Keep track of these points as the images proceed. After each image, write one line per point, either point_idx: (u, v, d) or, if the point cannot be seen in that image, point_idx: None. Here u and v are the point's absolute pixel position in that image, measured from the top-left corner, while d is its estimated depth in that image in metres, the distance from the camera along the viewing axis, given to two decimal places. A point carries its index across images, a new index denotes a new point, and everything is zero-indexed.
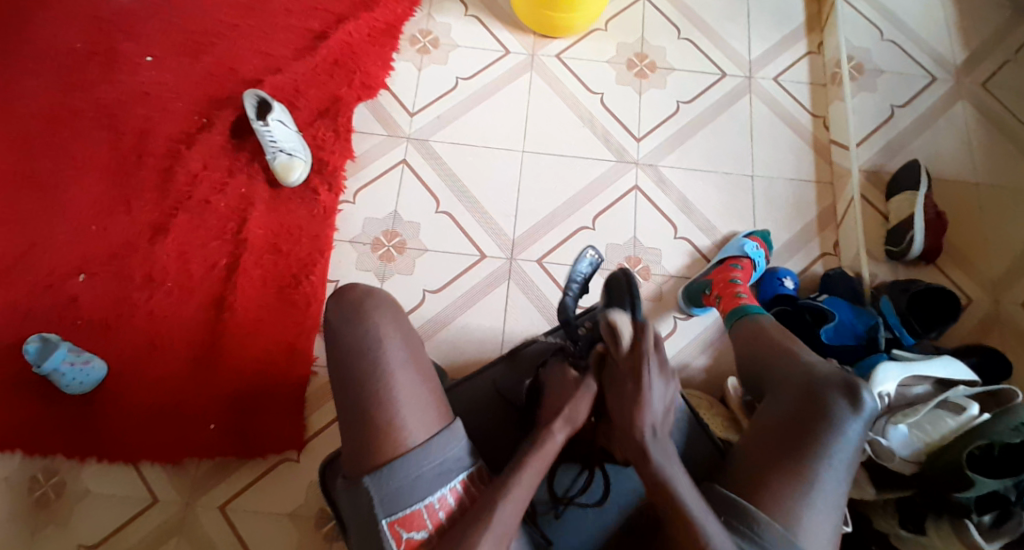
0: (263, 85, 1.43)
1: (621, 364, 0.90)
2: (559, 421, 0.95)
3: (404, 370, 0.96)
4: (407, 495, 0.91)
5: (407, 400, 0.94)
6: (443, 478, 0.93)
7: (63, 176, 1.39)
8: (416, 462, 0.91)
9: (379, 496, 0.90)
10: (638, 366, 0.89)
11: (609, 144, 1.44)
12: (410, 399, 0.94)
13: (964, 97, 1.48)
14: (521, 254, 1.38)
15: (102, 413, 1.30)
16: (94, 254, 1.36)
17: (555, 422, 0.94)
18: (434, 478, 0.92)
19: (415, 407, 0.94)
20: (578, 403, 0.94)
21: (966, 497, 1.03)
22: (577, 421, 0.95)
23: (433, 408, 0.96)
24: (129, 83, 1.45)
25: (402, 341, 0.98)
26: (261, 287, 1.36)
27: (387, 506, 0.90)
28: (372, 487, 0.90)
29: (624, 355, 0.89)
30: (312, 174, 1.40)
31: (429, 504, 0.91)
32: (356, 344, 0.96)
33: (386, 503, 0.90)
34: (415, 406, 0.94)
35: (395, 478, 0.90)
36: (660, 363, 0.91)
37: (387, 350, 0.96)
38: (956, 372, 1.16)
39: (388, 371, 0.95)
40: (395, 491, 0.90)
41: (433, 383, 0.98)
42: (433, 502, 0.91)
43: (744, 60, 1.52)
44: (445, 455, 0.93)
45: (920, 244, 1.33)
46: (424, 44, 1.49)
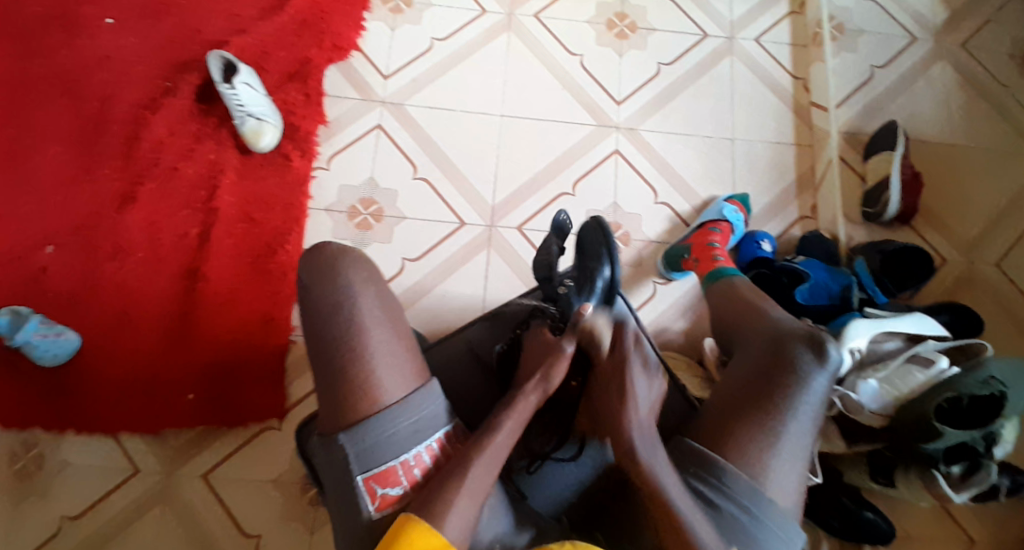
0: (230, 47, 1.38)
1: None
2: (533, 382, 0.99)
3: (378, 327, 0.97)
4: (382, 453, 0.93)
5: (382, 357, 0.96)
6: (418, 437, 0.95)
7: (22, 145, 1.34)
8: (392, 420, 0.93)
9: (355, 453, 0.92)
10: None
11: (588, 107, 1.42)
12: (386, 355, 0.96)
13: (944, 57, 1.47)
14: (501, 221, 1.36)
15: (76, 387, 1.28)
16: (59, 225, 1.31)
17: (528, 384, 0.98)
18: (409, 436, 0.94)
19: (391, 364, 0.96)
20: (556, 362, 0.98)
21: (935, 448, 1.13)
22: (551, 384, 0.98)
23: (409, 365, 0.98)
24: (87, 45, 1.38)
25: (377, 300, 0.99)
26: (235, 257, 1.33)
27: (363, 462, 0.92)
28: (347, 443, 0.92)
29: None
30: (284, 140, 1.36)
31: (404, 461, 0.93)
32: (331, 302, 0.97)
33: (361, 460, 0.92)
34: (391, 363, 0.96)
35: (371, 435, 0.93)
36: (643, 364, 0.99)
37: (363, 309, 0.98)
38: (925, 327, 1.23)
39: (363, 329, 0.96)
40: (371, 448, 0.92)
41: (407, 340, 1.00)
42: (409, 459, 0.94)
43: (725, 20, 1.49)
44: (420, 414, 0.95)
45: (895, 205, 1.34)
46: (397, 3, 1.44)
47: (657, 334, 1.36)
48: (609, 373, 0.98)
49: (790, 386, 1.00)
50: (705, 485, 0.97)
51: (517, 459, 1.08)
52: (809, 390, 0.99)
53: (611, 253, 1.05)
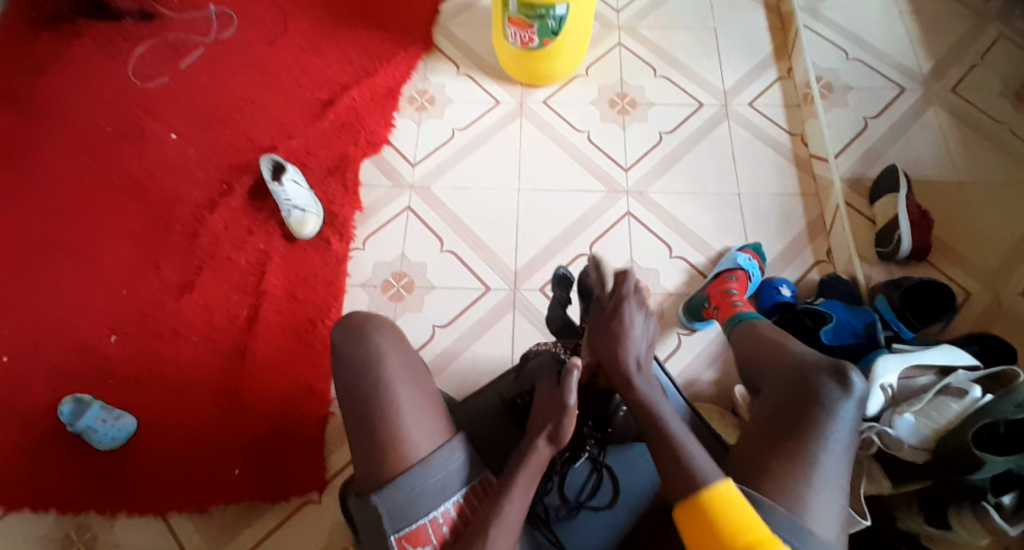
0: (278, 151, 1.56)
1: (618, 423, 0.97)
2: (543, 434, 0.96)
3: (404, 384, 1.00)
4: (411, 510, 0.93)
5: (409, 414, 0.98)
6: (446, 493, 0.95)
7: (96, 247, 1.51)
8: (420, 476, 0.94)
9: (387, 512, 0.93)
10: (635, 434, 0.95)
11: (598, 175, 1.53)
12: (412, 412, 0.98)
13: (935, 103, 1.56)
14: (524, 284, 1.44)
15: (132, 466, 1.35)
16: (126, 315, 1.45)
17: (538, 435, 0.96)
18: (437, 492, 0.95)
19: (418, 419, 0.98)
20: (563, 419, 0.95)
21: (981, 477, 1.09)
22: (562, 438, 0.96)
23: (436, 420, 1.00)
24: (156, 159, 1.58)
25: (402, 358, 1.02)
26: (281, 334, 1.43)
27: (395, 520, 0.93)
28: (378, 503, 0.93)
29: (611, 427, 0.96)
30: (325, 226, 1.50)
31: (433, 518, 0.94)
32: (360, 364, 1.00)
33: (394, 519, 0.93)
34: (419, 419, 0.98)
35: (400, 492, 0.94)
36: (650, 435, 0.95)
37: (388, 367, 1.00)
38: (955, 358, 1.23)
39: (389, 386, 0.99)
40: (401, 506, 0.93)
41: (432, 397, 1.02)
42: (438, 516, 0.94)
43: (720, 90, 1.62)
44: (446, 471, 0.96)
45: (907, 243, 1.38)
46: (421, 102, 1.62)
47: (686, 383, 1.39)
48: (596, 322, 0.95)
49: (817, 417, 0.99)
50: None
51: (550, 507, 1.05)
52: (837, 419, 0.98)
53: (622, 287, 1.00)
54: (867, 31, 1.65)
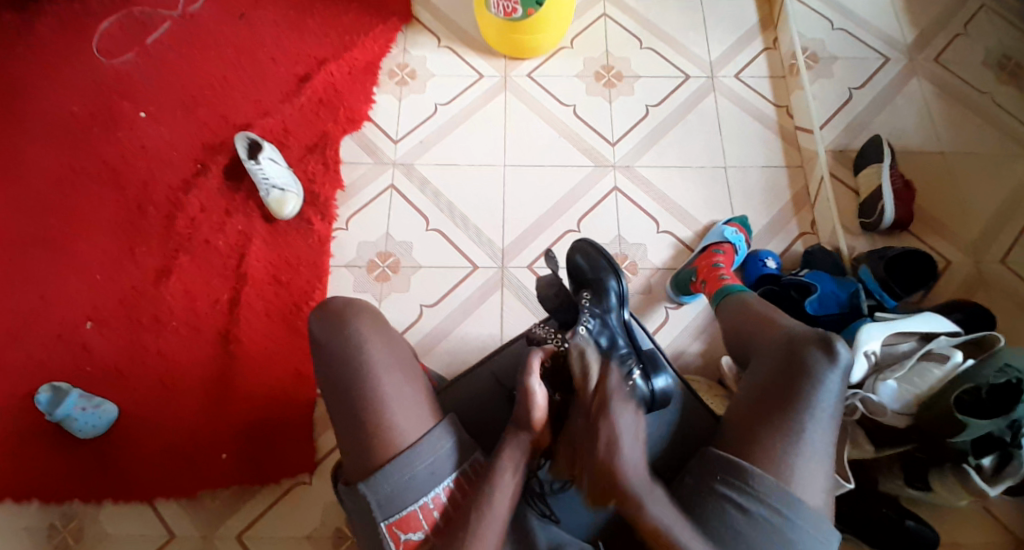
0: (254, 129, 1.52)
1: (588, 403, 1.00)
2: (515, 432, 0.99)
3: (389, 372, 0.97)
4: (401, 498, 0.93)
5: (396, 402, 0.96)
6: (435, 479, 0.95)
7: (66, 231, 1.46)
8: (409, 464, 0.94)
9: (376, 501, 0.93)
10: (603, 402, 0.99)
11: (584, 150, 1.51)
12: (398, 399, 0.97)
13: (918, 73, 1.56)
14: (511, 262, 1.43)
15: (115, 454, 1.32)
16: (101, 302, 1.41)
17: (514, 431, 0.99)
18: (426, 479, 0.94)
19: (405, 407, 0.97)
20: (530, 402, 0.97)
21: (962, 441, 1.12)
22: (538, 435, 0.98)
23: (423, 406, 0.98)
24: (127, 138, 1.53)
25: (385, 345, 0.99)
26: (264, 318, 1.40)
27: (386, 509, 0.93)
28: (368, 492, 0.93)
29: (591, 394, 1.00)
30: (306, 207, 1.47)
31: (423, 504, 0.94)
32: (342, 351, 0.98)
33: (383, 507, 0.93)
34: (406, 406, 0.97)
35: (390, 479, 0.93)
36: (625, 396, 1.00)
37: (372, 355, 0.98)
38: (937, 325, 1.24)
39: (374, 375, 0.96)
40: (391, 494, 0.93)
41: (419, 382, 1.00)
42: (427, 502, 0.94)
43: (705, 62, 1.60)
44: (433, 457, 0.95)
45: (890, 214, 1.39)
46: (402, 76, 1.58)
47: (675, 357, 1.39)
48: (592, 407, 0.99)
49: (803, 387, 0.98)
50: (735, 492, 0.95)
51: (543, 482, 1.02)
52: (823, 390, 0.97)
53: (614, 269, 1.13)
54: (852, 0, 1.64)
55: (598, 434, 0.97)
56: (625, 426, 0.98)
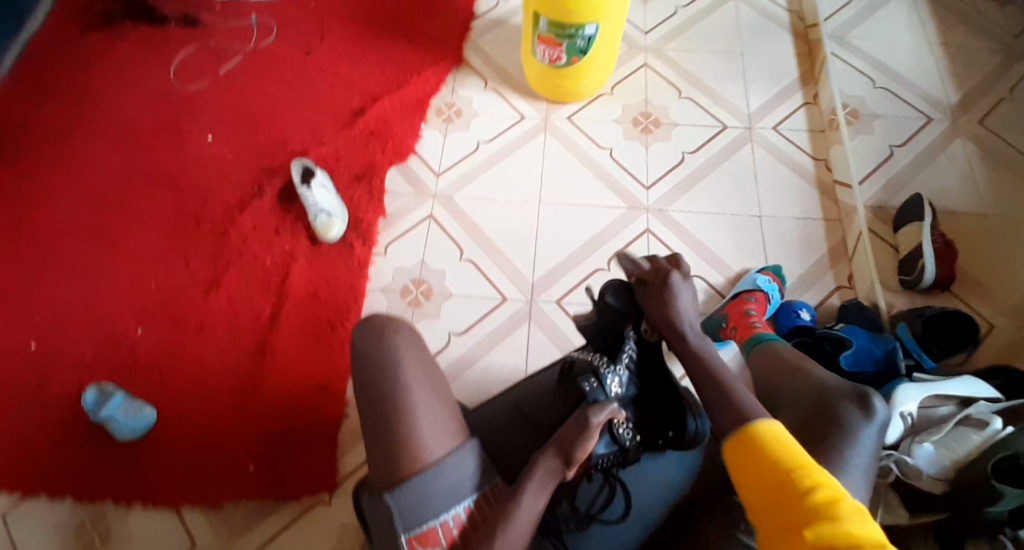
0: (308, 156, 1.60)
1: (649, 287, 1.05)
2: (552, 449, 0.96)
3: (422, 388, 1.00)
4: (423, 511, 0.93)
5: (426, 417, 0.98)
6: (458, 496, 0.95)
7: (127, 241, 1.55)
8: (433, 478, 0.94)
9: (399, 511, 0.92)
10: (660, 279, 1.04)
11: (619, 193, 1.54)
12: (430, 415, 0.99)
13: (962, 134, 1.55)
14: (541, 295, 1.46)
15: (149, 456, 1.37)
16: (152, 309, 1.49)
17: (549, 449, 0.95)
18: (449, 495, 0.94)
19: (432, 422, 0.98)
20: (582, 440, 0.94)
21: (999, 511, 1.05)
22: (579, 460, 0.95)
23: (451, 423, 1.00)
24: (191, 159, 1.63)
25: (419, 362, 1.03)
26: (300, 334, 1.46)
27: (407, 521, 0.92)
28: (392, 502, 0.92)
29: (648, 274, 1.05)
30: (349, 231, 1.53)
31: (444, 521, 0.93)
32: (379, 364, 1.01)
33: (405, 519, 0.92)
34: (435, 421, 0.98)
35: (413, 492, 0.93)
36: (682, 276, 1.05)
37: (406, 370, 1.01)
38: (976, 391, 1.22)
39: (407, 389, 0.99)
40: (414, 507, 0.92)
41: (449, 402, 1.02)
42: (449, 518, 0.93)
43: (744, 113, 1.63)
44: (459, 474, 0.95)
45: (931, 273, 1.37)
46: (448, 114, 1.66)
47: None
48: (651, 293, 1.04)
49: (840, 441, 0.96)
50: None
51: (560, 517, 1.02)
52: (860, 445, 0.96)
53: None
54: (894, 60, 1.66)
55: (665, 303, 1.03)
56: (682, 298, 1.04)
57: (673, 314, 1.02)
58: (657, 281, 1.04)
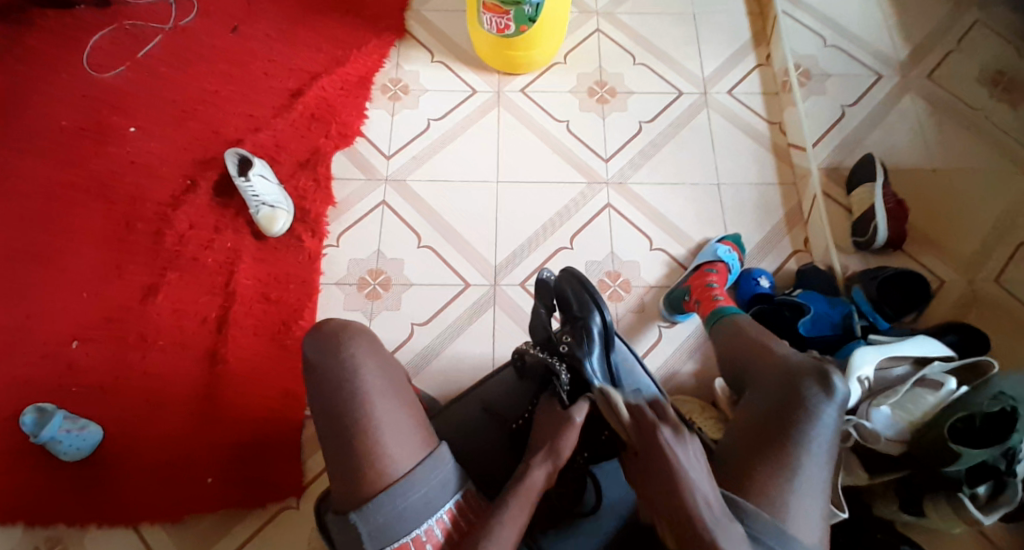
0: (245, 144, 1.50)
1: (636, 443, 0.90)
2: (541, 454, 0.94)
3: (384, 397, 0.95)
4: (395, 528, 0.90)
5: (390, 429, 0.94)
6: (430, 510, 0.92)
7: (52, 247, 1.43)
8: (402, 493, 0.90)
9: (369, 531, 0.89)
10: (651, 439, 0.88)
11: (578, 167, 1.50)
12: (394, 425, 0.94)
13: (913, 90, 1.54)
14: (505, 280, 1.42)
15: (101, 476, 1.30)
16: (87, 320, 1.39)
17: (535, 457, 0.93)
18: (421, 509, 0.91)
19: (398, 433, 0.94)
20: (564, 435, 0.94)
21: (956, 470, 1.10)
22: (560, 456, 0.93)
23: (417, 432, 0.96)
24: (115, 153, 1.50)
25: (379, 370, 0.97)
26: (254, 336, 1.39)
27: (377, 539, 0.89)
28: (359, 522, 0.89)
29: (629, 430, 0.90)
30: (297, 223, 1.45)
31: (417, 536, 0.90)
32: (336, 377, 0.96)
33: (376, 537, 0.89)
34: (399, 433, 0.94)
35: (383, 509, 0.90)
36: (676, 431, 0.89)
37: (367, 381, 0.96)
38: (930, 350, 1.24)
39: (368, 400, 0.94)
40: (384, 525, 0.89)
41: (413, 408, 0.98)
42: (422, 534, 0.90)
43: (698, 77, 1.59)
44: (430, 485, 0.92)
45: (883, 232, 1.39)
46: (394, 91, 1.56)
47: (670, 379, 1.38)
48: (642, 466, 0.89)
49: (800, 419, 0.98)
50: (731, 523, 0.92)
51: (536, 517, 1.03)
52: (820, 422, 0.98)
53: (598, 302, 1.10)
54: (844, 16, 1.64)
55: (660, 470, 0.87)
56: (687, 463, 0.88)
57: (671, 471, 0.87)
58: (647, 447, 0.89)
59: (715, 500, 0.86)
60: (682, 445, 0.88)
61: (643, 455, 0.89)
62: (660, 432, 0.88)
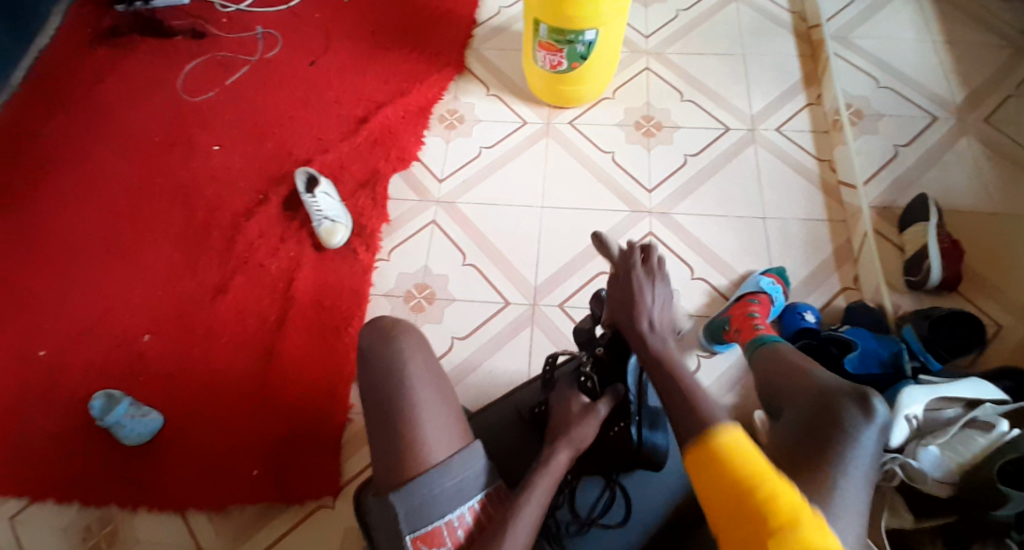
0: (313, 163, 1.62)
1: (615, 279, 0.97)
2: (563, 442, 1.00)
3: (426, 390, 1.00)
4: (428, 511, 0.93)
5: (430, 419, 0.98)
6: (462, 497, 0.94)
7: (136, 249, 1.58)
8: (437, 479, 0.93)
9: (404, 512, 0.92)
10: (626, 273, 0.96)
11: (621, 196, 1.54)
12: (433, 416, 0.98)
13: (969, 133, 1.53)
14: (544, 299, 1.46)
15: (157, 461, 1.39)
16: (160, 316, 1.51)
17: (558, 443, 1.00)
18: (453, 496, 0.94)
19: (437, 424, 0.98)
20: (580, 425, 1.01)
21: (1005, 514, 1.05)
22: (581, 443, 1.00)
23: (455, 425, 1.00)
24: (198, 169, 1.66)
25: (424, 364, 1.02)
26: (306, 339, 1.47)
27: (412, 521, 0.92)
28: (396, 502, 0.92)
29: (613, 264, 0.97)
30: (353, 237, 1.55)
31: (448, 521, 0.93)
32: (383, 369, 1.01)
33: (411, 519, 0.92)
34: (438, 424, 0.98)
35: (417, 494, 0.92)
36: (651, 271, 0.96)
37: (412, 373, 1.01)
38: (984, 392, 1.18)
39: (411, 391, 0.99)
40: (419, 507, 0.92)
41: (453, 403, 1.02)
42: (454, 519, 0.94)
43: (747, 115, 1.62)
44: (464, 475, 0.95)
45: (937, 272, 1.35)
46: (451, 121, 1.67)
47: None
48: (618, 291, 0.96)
49: (838, 440, 0.95)
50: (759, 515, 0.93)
51: (561, 522, 1.04)
52: (860, 444, 0.95)
53: None
54: (898, 59, 1.65)
55: (630, 312, 0.94)
56: (652, 296, 0.95)
57: (634, 300, 0.95)
58: (621, 279, 0.96)
59: (661, 318, 0.94)
60: (651, 286, 0.95)
61: (617, 293, 0.97)
62: (636, 272, 0.95)
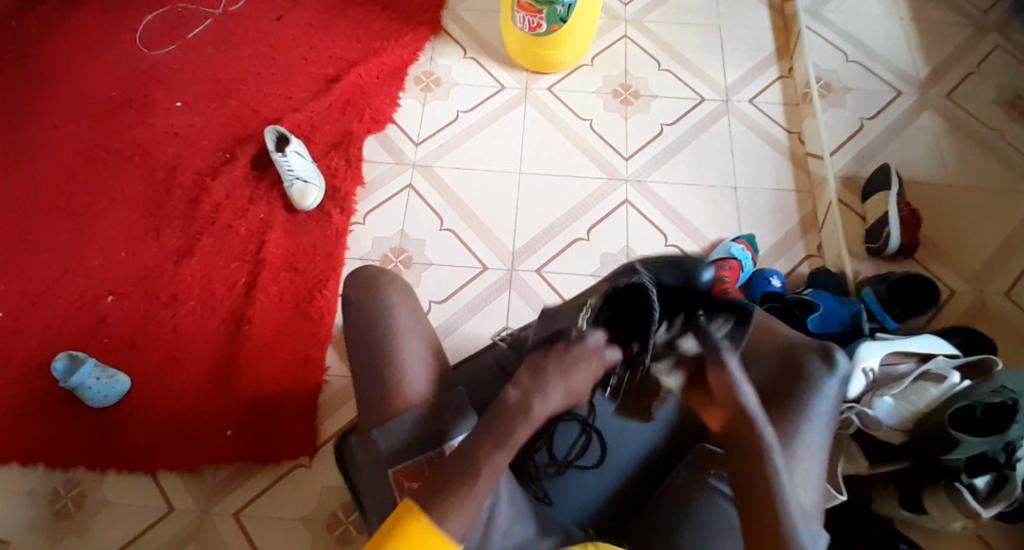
0: (283, 123, 1.58)
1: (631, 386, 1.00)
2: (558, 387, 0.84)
3: (411, 335, 0.99)
4: (410, 448, 0.92)
5: (414, 364, 0.97)
6: (441, 436, 0.93)
7: (96, 208, 1.52)
8: (419, 418, 0.93)
9: (386, 448, 0.92)
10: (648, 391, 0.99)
11: (598, 162, 1.56)
12: (417, 360, 0.98)
13: (930, 108, 1.59)
14: (521, 265, 1.46)
15: (123, 425, 1.36)
16: (123, 277, 1.46)
17: (554, 382, 0.84)
18: (433, 434, 0.93)
19: (422, 369, 0.98)
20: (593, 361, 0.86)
21: (955, 458, 1.09)
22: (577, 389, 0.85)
23: (439, 371, 0.99)
24: (160, 126, 1.60)
25: (409, 311, 1.02)
26: (279, 304, 1.45)
27: (393, 457, 0.92)
28: (379, 439, 0.92)
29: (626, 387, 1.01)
30: (326, 199, 1.52)
31: (429, 458, 0.92)
32: (367, 313, 1.00)
33: (392, 455, 0.92)
34: (422, 368, 0.98)
35: (399, 431, 0.93)
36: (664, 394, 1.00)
37: (397, 320, 1.00)
38: (935, 346, 1.22)
39: (396, 336, 0.99)
40: (400, 443, 0.92)
41: (436, 352, 1.01)
42: (433, 456, 0.92)
43: (721, 86, 1.65)
44: (444, 415, 0.94)
45: (896, 239, 1.40)
46: (427, 83, 1.64)
47: None
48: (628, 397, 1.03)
49: (801, 388, 0.99)
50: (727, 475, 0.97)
51: (539, 466, 1.04)
52: (821, 395, 0.99)
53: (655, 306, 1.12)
54: (866, 34, 1.69)
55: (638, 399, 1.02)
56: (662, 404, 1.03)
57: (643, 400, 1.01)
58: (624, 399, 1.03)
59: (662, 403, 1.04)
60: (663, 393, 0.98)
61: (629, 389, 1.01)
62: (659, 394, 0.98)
